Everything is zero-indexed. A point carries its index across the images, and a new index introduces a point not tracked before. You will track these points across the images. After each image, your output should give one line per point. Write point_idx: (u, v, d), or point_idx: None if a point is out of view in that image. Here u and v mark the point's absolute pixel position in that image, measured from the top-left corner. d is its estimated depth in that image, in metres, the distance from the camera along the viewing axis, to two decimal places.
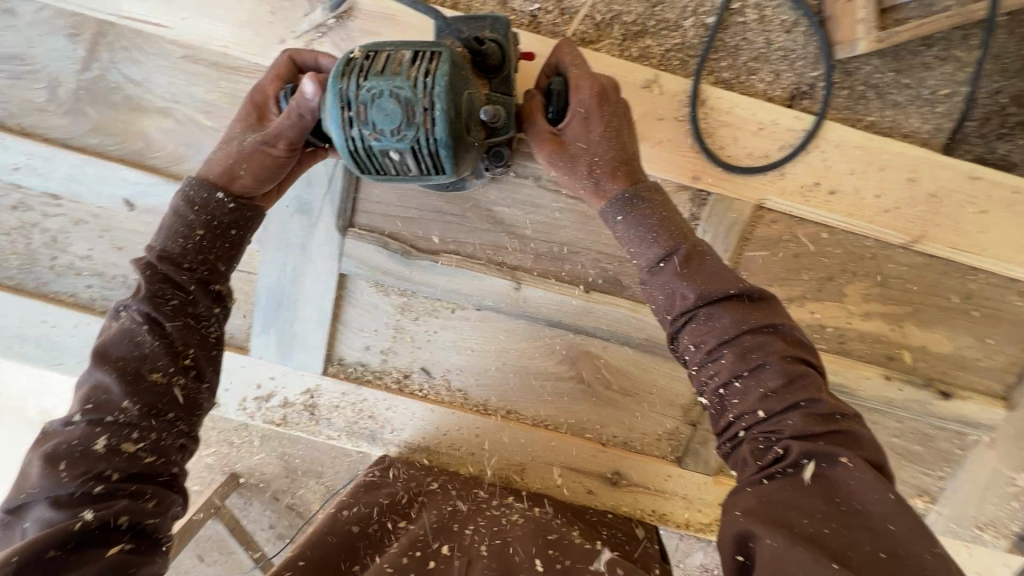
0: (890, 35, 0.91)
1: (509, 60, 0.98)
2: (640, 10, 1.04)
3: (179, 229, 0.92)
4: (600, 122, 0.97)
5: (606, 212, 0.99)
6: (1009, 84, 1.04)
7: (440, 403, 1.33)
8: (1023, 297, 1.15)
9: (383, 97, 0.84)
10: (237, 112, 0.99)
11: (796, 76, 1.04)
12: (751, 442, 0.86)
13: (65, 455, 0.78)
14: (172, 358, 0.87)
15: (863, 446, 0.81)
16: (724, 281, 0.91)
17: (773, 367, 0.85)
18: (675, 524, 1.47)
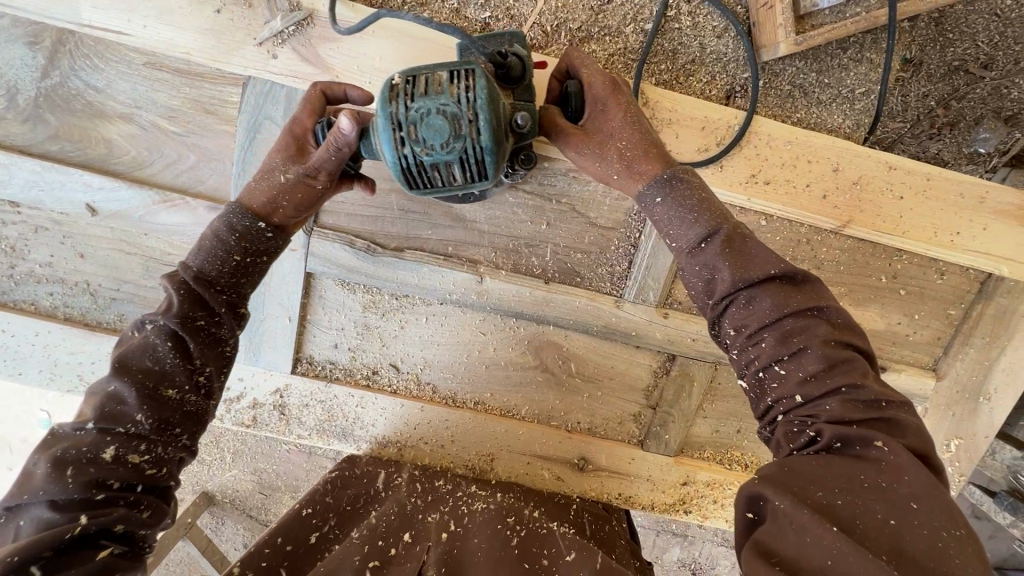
0: (805, 39, 1.12)
1: (529, 71, 1.01)
2: (585, 17, 1.20)
3: (217, 252, 0.97)
4: (620, 111, 0.99)
5: (645, 196, 0.96)
6: (935, 88, 1.35)
7: (409, 397, 1.44)
8: (940, 274, 1.38)
9: (431, 116, 0.86)
10: (276, 143, 1.02)
11: (729, 77, 1.23)
12: (785, 424, 0.81)
13: (74, 460, 0.83)
14: (190, 377, 0.93)
15: (906, 435, 0.75)
16: (766, 262, 0.85)
17: (817, 352, 0.79)
18: (641, 506, 1.53)
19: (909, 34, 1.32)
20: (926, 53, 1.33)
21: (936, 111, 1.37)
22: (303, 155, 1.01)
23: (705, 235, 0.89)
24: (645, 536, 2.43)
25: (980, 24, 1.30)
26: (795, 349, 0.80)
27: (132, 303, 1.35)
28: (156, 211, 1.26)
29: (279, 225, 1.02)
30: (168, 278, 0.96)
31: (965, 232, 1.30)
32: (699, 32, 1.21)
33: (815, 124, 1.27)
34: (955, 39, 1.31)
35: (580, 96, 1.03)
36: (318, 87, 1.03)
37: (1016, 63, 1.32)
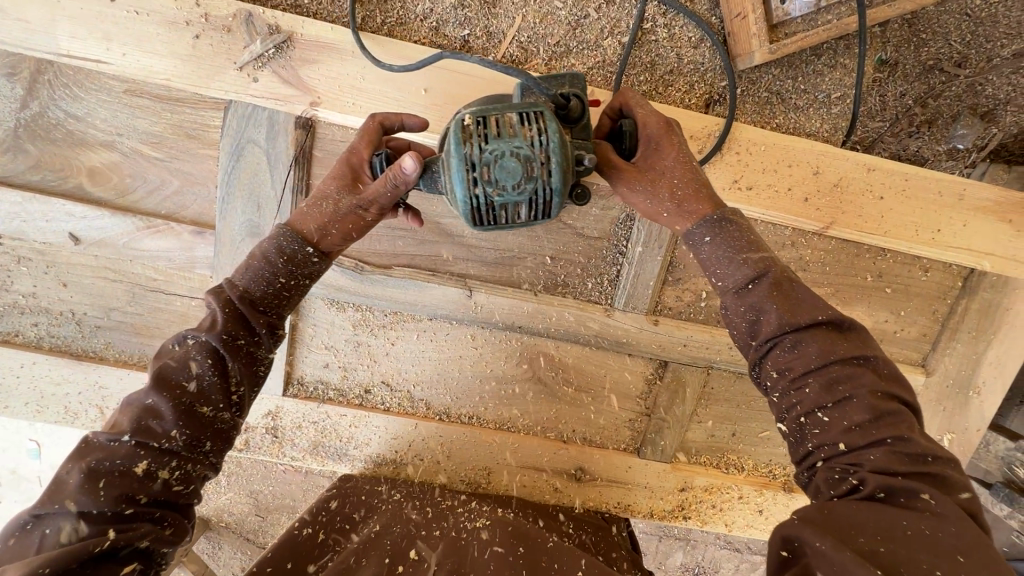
0: (778, 47, 1.15)
1: (588, 113, 0.99)
2: (563, 33, 1.22)
3: (264, 273, 0.94)
4: (673, 151, 0.98)
5: (692, 235, 0.94)
6: (911, 88, 1.38)
7: (403, 415, 1.43)
8: (924, 271, 1.40)
9: (505, 159, 0.85)
10: (332, 170, 1.00)
11: (708, 86, 1.25)
12: (826, 470, 0.80)
13: (106, 473, 0.79)
14: (227, 396, 0.89)
15: (952, 491, 0.74)
16: (813, 308, 0.84)
17: (862, 402, 0.79)
18: (641, 514, 1.53)
19: (883, 36, 1.35)
20: (901, 53, 1.36)
21: (914, 108, 1.39)
22: (358, 186, 0.99)
23: (753, 276, 0.88)
24: (647, 543, 2.42)
25: (951, 24, 1.35)
26: (840, 397, 0.80)
27: (120, 330, 1.34)
28: (140, 238, 1.26)
29: (328, 253, 0.98)
30: (214, 292, 0.93)
31: (946, 228, 1.32)
32: (675, 44, 1.23)
33: (794, 129, 1.29)
34: (929, 39, 1.36)
35: (634, 136, 1.02)
36: (375, 118, 1.02)
37: (988, 61, 1.36)
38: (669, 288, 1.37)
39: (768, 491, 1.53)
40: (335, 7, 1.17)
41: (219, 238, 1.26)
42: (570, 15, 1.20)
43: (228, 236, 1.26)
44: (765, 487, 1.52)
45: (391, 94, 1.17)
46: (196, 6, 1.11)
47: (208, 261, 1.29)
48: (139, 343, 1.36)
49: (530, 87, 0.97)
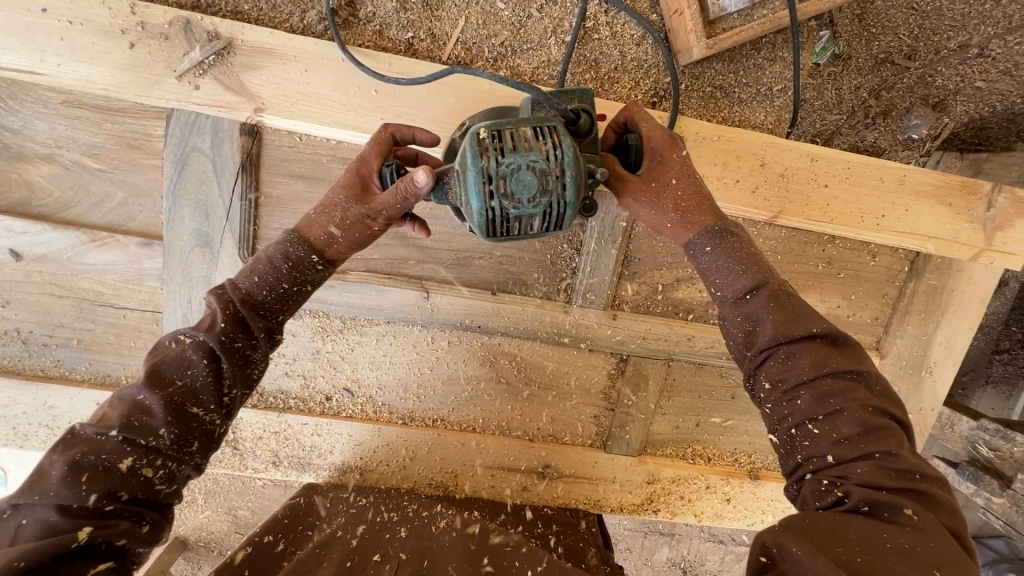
0: (715, 41, 1.17)
1: (596, 128, 0.99)
2: (507, 34, 1.23)
3: (268, 278, 0.95)
4: (677, 163, 1.00)
5: (693, 245, 0.98)
6: (866, 80, 1.43)
7: (366, 420, 1.42)
8: (873, 257, 1.44)
9: (522, 172, 0.85)
10: (340, 179, 0.99)
11: (653, 82, 1.27)
12: (813, 483, 0.83)
13: (90, 467, 0.79)
14: (219, 397, 0.89)
15: (937, 509, 0.76)
16: (808, 321, 0.89)
17: (852, 415, 0.82)
18: (610, 508, 1.54)
19: (838, 32, 1.40)
20: (854, 47, 1.41)
21: (870, 100, 1.44)
22: (366, 196, 0.97)
23: (751, 286, 0.92)
24: (632, 539, 2.43)
25: (899, 18, 1.39)
26: (831, 409, 0.83)
27: (69, 347, 1.31)
28: (85, 251, 1.23)
29: (332, 260, 1.00)
30: (216, 295, 0.93)
31: (889, 213, 1.36)
32: (618, 41, 1.25)
33: (740, 123, 1.32)
34: (879, 33, 1.41)
35: (640, 149, 1.04)
36: (386, 131, 1.02)
37: (936, 53, 1.41)
38: (626, 282, 1.39)
39: (735, 480, 1.54)
40: (276, 13, 1.17)
41: (167, 248, 1.24)
42: (512, 15, 1.21)
43: (175, 246, 1.24)
44: (731, 476, 1.54)
45: (335, 97, 1.17)
46: (133, 15, 1.10)
47: (156, 271, 1.27)
48: (90, 359, 1.32)
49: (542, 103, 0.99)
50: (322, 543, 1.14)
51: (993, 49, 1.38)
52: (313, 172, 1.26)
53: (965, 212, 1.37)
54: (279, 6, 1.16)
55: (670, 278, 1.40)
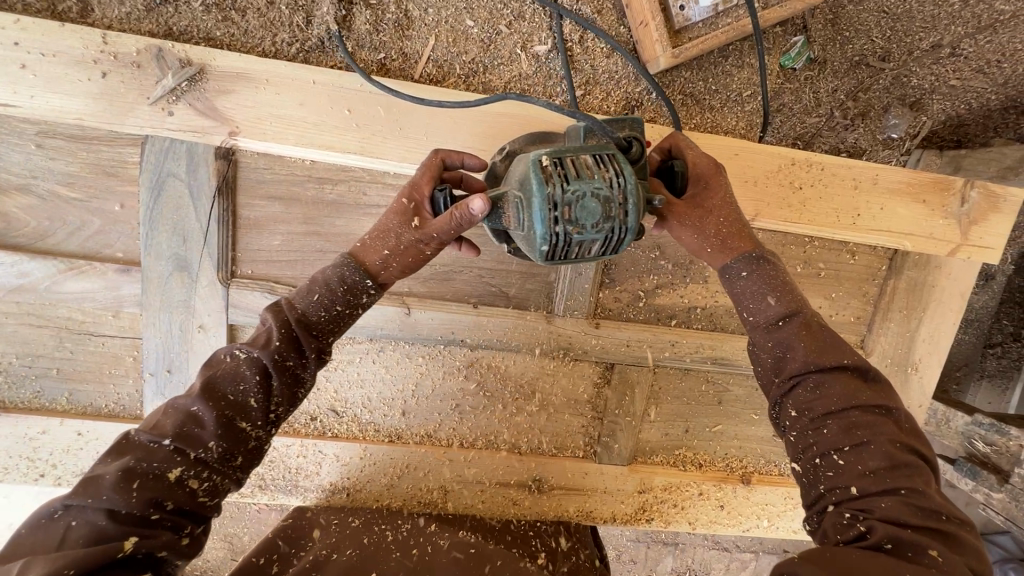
0: (681, 51, 1.19)
1: (644, 156, 1.03)
2: (477, 50, 1.25)
3: (323, 300, 0.96)
4: (721, 190, 1.03)
5: (730, 269, 1.00)
6: (842, 83, 1.46)
7: (353, 439, 1.41)
8: (852, 256, 1.45)
9: (586, 199, 0.88)
10: (393, 204, 1.00)
11: (624, 92, 1.29)
12: (835, 516, 0.84)
13: (141, 474, 0.80)
14: (266, 414, 0.91)
15: (961, 552, 0.76)
16: (839, 352, 0.91)
17: (878, 448, 0.84)
18: (603, 519, 1.53)
19: (812, 37, 1.42)
20: (828, 51, 1.44)
21: (847, 102, 1.47)
22: (420, 221, 0.98)
23: (785, 314, 0.95)
24: (635, 550, 2.40)
25: (871, 21, 1.41)
26: (858, 440, 0.85)
27: (49, 377, 1.30)
28: (62, 280, 1.23)
29: (384, 284, 1.01)
30: (273, 313, 0.95)
31: (865, 212, 1.37)
32: (588, 53, 1.26)
33: (712, 129, 1.34)
34: (853, 36, 1.43)
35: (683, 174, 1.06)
36: (438, 155, 1.03)
37: (910, 54, 1.44)
38: (606, 291, 1.39)
39: (727, 485, 1.53)
40: (248, 38, 1.18)
41: (145, 273, 1.24)
42: (482, 32, 1.23)
43: (154, 271, 1.24)
44: (723, 482, 1.53)
45: (308, 117, 1.17)
46: (104, 45, 1.10)
47: (135, 299, 1.26)
48: (71, 388, 1.32)
49: (595, 131, 1.02)
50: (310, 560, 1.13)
51: (965, 49, 1.43)
52: (289, 193, 1.26)
53: (940, 208, 1.38)
54: (251, 31, 1.18)
55: (651, 285, 1.40)
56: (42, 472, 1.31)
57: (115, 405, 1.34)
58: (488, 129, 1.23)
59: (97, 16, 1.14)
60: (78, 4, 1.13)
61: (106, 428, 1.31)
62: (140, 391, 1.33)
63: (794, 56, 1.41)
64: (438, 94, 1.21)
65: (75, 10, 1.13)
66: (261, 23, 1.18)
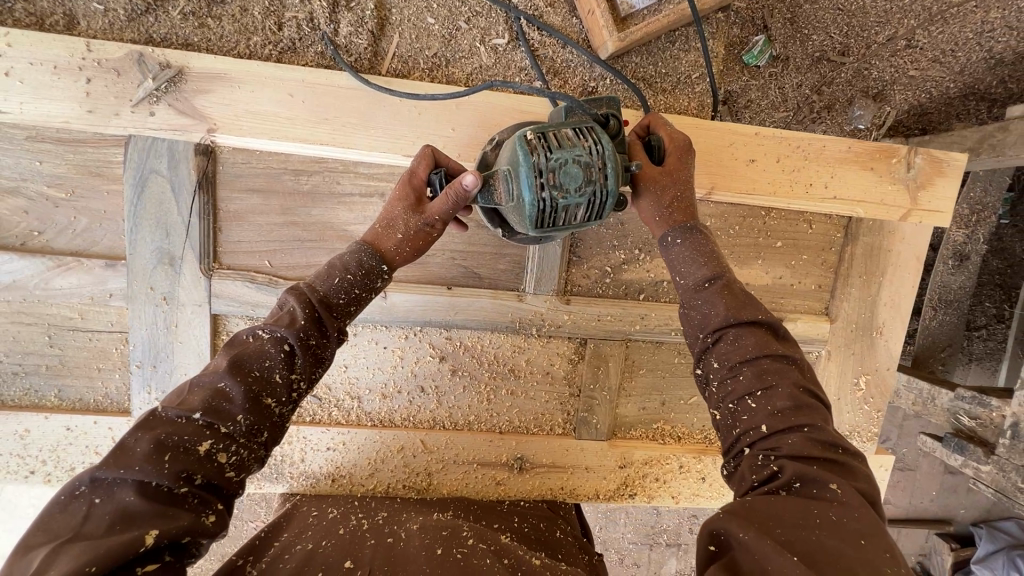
0: (626, 35, 1.28)
1: (622, 132, 1.11)
2: (440, 45, 1.34)
3: (341, 282, 1.05)
4: (689, 166, 1.12)
5: (666, 238, 1.09)
6: (806, 78, 1.67)
7: (336, 424, 1.45)
8: (810, 225, 1.51)
9: (569, 165, 0.97)
10: (395, 192, 1.11)
11: (581, 79, 1.37)
12: (751, 457, 0.89)
13: (173, 447, 0.83)
14: (289, 390, 0.96)
15: (855, 479, 0.84)
16: (755, 309, 1.00)
17: (785, 391, 0.91)
18: (586, 496, 1.56)
19: (774, 36, 1.61)
20: (790, 48, 1.64)
21: (813, 96, 1.69)
22: (422, 206, 1.10)
23: (710, 276, 1.03)
24: (637, 553, 2.48)
25: (828, 19, 1.61)
26: (768, 384, 0.92)
27: (37, 374, 1.35)
28: (51, 276, 1.28)
29: (394, 270, 1.11)
30: (294, 294, 1.01)
31: (816, 181, 1.44)
32: (543, 43, 1.35)
33: (665, 109, 1.41)
34: (811, 33, 1.63)
35: (660, 149, 1.13)
36: (432, 147, 1.14)
37: (867, 48, 1.65)
38: (574, 268, 1.45)
39: (707, 457, 1.57)
40: (223, 42, 1.26)
41: (130, 262, 1.29)
42: (442, 28, 1.32)
43: (139, 261, 1.30)
44: (702, 453, 1.56)
45: (282, 112, 1.25)
46: (89, 52, 1.18)
47: (122, 292, 1.32)
48: (60, 384, 1.36)
49: (574, 109, 1.11)
50: (275, 550, 1.13)
51: (919, 41, 1.63)
52: (266, 186, 1.32)
53: (887, 174, 1.45)
54: (226, 35, 1.26)
55: (618, 260, 1.46)
56: (35, 467, 1.35)
57: (105, 398, 1.38)
58: (453, 117, 1.30)
59: (83, 27, 1.22)
60: (64, 18, 1.22)
61: (96, 421, 1.35)
62: (128, 384, 1.37)
63: (757, 54, 1.59)
64: (402, 85, 1.29)
65: (61, 23, 1.22)
66: (235, 28, 1.26)
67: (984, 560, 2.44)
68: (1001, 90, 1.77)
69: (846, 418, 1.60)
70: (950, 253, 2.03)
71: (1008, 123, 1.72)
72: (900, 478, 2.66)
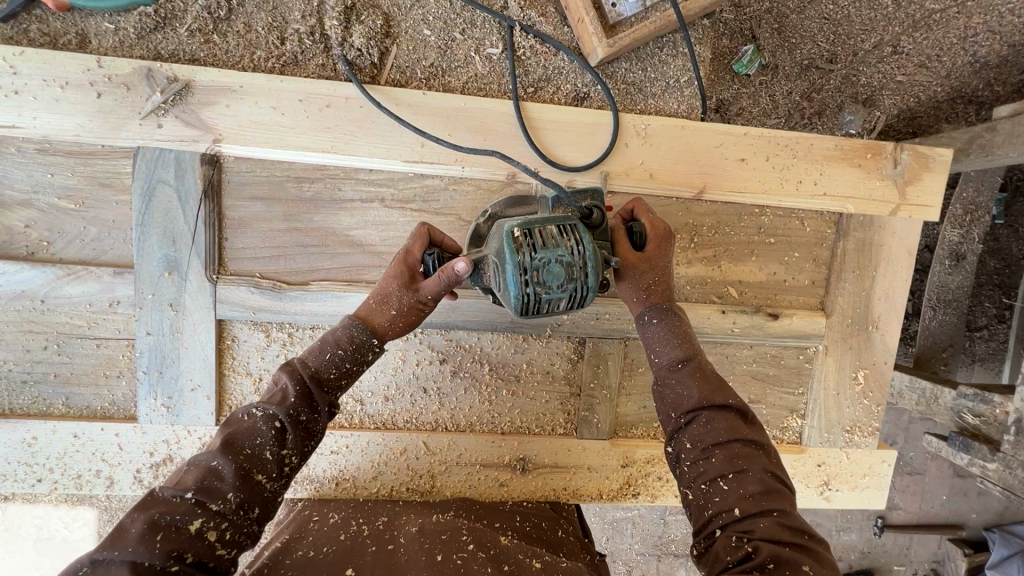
0: (614, 41, 1.33)
1: (605, 222, 1.21)
2: (436, 56, 1.39)
3: (331, 358, 1.12)
4: (668, 253, 1.22)
5: (643, 317, 1.19)
6: (795, 86, 1.78)
7: (340, 427, 1.46)
8: (802, 222, 1.53)
9: (552, 264, 1.01)
10: (389, 269, 1.19)
11: (573, 85, 1.42)
12: (724, 539, 0.94)
13: (165, 527, 0.88)
14: (280, 467, 1.02)
15: (823, 563, 0.90)
16: (725, 394, 1.09)
17: (754, 475, 0.99)
18: (589, 496, 1.56)
19: (763, 45, 1.72)
20: (779, 57, 1.74)
21: (803, 103, 1.79)
22: (415, 284, 1.17)
23: (683, 358, 1.13)
24: (645, 565, 2.47)
25: (815, 28, 1.70)
26: (739, 468, 1.00)
27: (45, 382, 1.37)
28: (60, 285, 1.32)
29: (386, 342, 1.17)
30: (287, 371, 1.10)
31: (805, 179, 1.48)
32: (535, 51, 1.39)
33: (655, 113, 1.45)
34: (799, 42, 1.72)
35: (641, 235, 1.23)
36: (426, 227, 1.23)
37: (854, 55, 1.73)
38: None
39: None
40: (228, 57, 1.31)
41: (138, 271, 1.32)
42: (439, 39, 1.38)
43: (146, 270, 1.33)
44: None
45: (285, 122, 1.30)
46: (100, 69, 1.24)
47: (130, 299, 1.35)
48: (68, 392, 1.38)
49: (561, 200, 1.21)
50: (274, 555, 1.13)
51: (905, 47, 1.70)
52: (269, 194, 1.36)
53: (875, 171, 1.49)
54: (232, 50, 1.31)
55: None
56: (42, 476, 1.37)
57: (111, 405, 1.40)
58: (450, 122, 1.35)
59: (94, 46, 1.28)
60: (77, 37, 1.27)
61: (103, 427, 1.37)
62: (134, 391, 1.40)
63: (747, 63, 1.67)
64: (399, 93, 1.33)
65: (74, 42, 1.27)
66: (240, 43, 1.32)
67: (999, 565, 2.42)
68: (989, 93, 1.81)
69: (846, 412, 1.61)
70: (947, 254, 2.03)
71: (995, 123, 1.71)
72: (909, 482, 2.64)
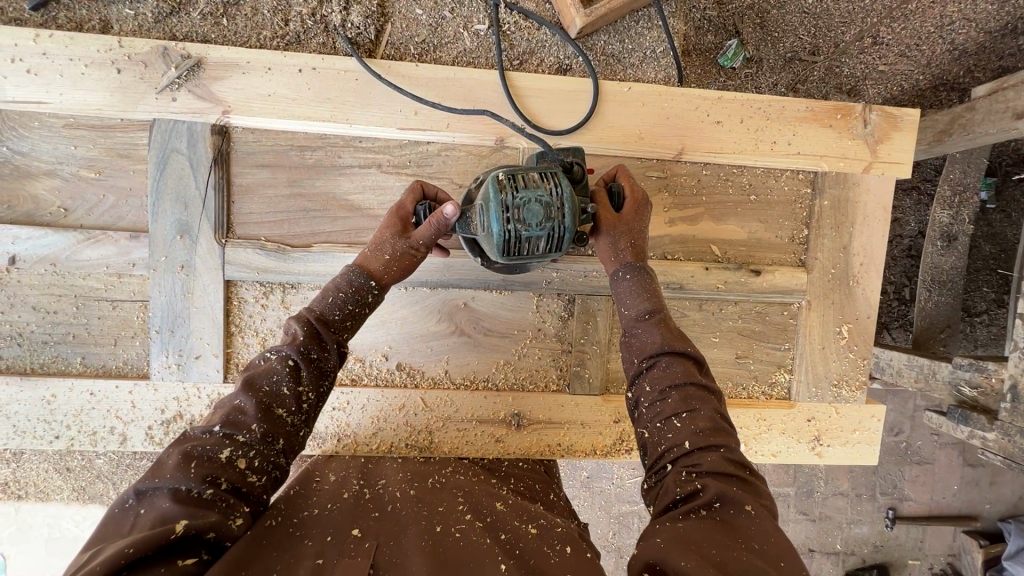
0: (591, 10, 1.42)
1: (586, 178, 1.26)
2: (427, 33, 1.50)
3: (336, 302, 1.19)
4: (643, 215, 1.31)
5: (617, 273, 1.26)
6: (779, 78, 1.88)
7: (344, 385, 1.53)
8: (779, 182, 1.61)
9: (531, 203, 1.08)
10: (385, 220, 1.28)
11: (556, 57, 1.53)
12: (675, 474, 1.01)
13: (198, 455, 0.95)
14: (299, 401, 1.08)
15: (762, 497, 0.97)
16: (683, 342, 1.15)
17: (705, 413, 1.06)
18: (583, 451, 1.60)
19: (745, 40, 1.82)
20: (762, 51, 1.84)
21: (789, 93, 1.91)
22: (407, 232, 1.26)
23: (650, 309, 1.20)
24: None
25: (796, 22, 1.79)
26: (691, 407, 1.06)
27: (65, 343, 1.46)
28: (80, 249, 1.41)
29: (385, 287, 1.25)
30: (296, 317, 1.17)
31: (780, 139, 1.56)
32: (520, 26, 1.50)
33: (634, 81, 1.55)
34: (781, 36, 1.82)
35: (620, 197, 1.32)
36: (419, 182, 1.31)
37: (837, 47, 1.82)
38: None
39: None
40: (237, 36, 1.44)
41: (151, 235, 1.42)
42: (429, 18, 1.49)
43: (159, 234, 1.42)
44: None
45: (288, 94, 1.41)
46: (120, 48, 1.36)
47: (144, 262, 1.44)
48: (85, 351, 1.46)
49: (545, 155, 1.28)
50: (283, 505, 1.15)
51: (884, 38, 1.79)
52: (275, 161, 1.46)
53: (846, 131, 1.57)
54: (240, 32, 1.43)
55: None
56: (60, 433, 1.44)
57: (127, 363, 1.48)
58: (441, 92, 1.45)
59: (116, 31, 1.40)
60: (100, 23, 1.40)
61: (118, 385, 1.45)
62: (147, 351, 1.48)
63: (732, 57, 1.78)
64: (393, 66, 1.43)
65: (98, 28, 1.40)
66: (248, 25, 1.43)
67: (1016, 556, 2.38)
68: (970, 78, 1.88)
69: (833, 366, 1.66)
70: (938, 235, 2.05)
71: (973, 103, 1.78)
72: (918, 471, 2.62)
